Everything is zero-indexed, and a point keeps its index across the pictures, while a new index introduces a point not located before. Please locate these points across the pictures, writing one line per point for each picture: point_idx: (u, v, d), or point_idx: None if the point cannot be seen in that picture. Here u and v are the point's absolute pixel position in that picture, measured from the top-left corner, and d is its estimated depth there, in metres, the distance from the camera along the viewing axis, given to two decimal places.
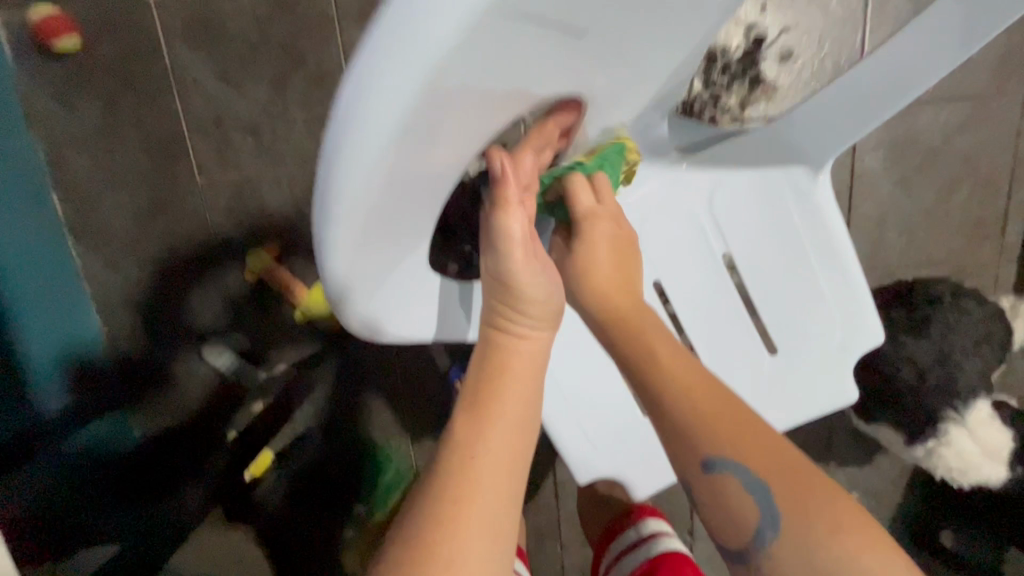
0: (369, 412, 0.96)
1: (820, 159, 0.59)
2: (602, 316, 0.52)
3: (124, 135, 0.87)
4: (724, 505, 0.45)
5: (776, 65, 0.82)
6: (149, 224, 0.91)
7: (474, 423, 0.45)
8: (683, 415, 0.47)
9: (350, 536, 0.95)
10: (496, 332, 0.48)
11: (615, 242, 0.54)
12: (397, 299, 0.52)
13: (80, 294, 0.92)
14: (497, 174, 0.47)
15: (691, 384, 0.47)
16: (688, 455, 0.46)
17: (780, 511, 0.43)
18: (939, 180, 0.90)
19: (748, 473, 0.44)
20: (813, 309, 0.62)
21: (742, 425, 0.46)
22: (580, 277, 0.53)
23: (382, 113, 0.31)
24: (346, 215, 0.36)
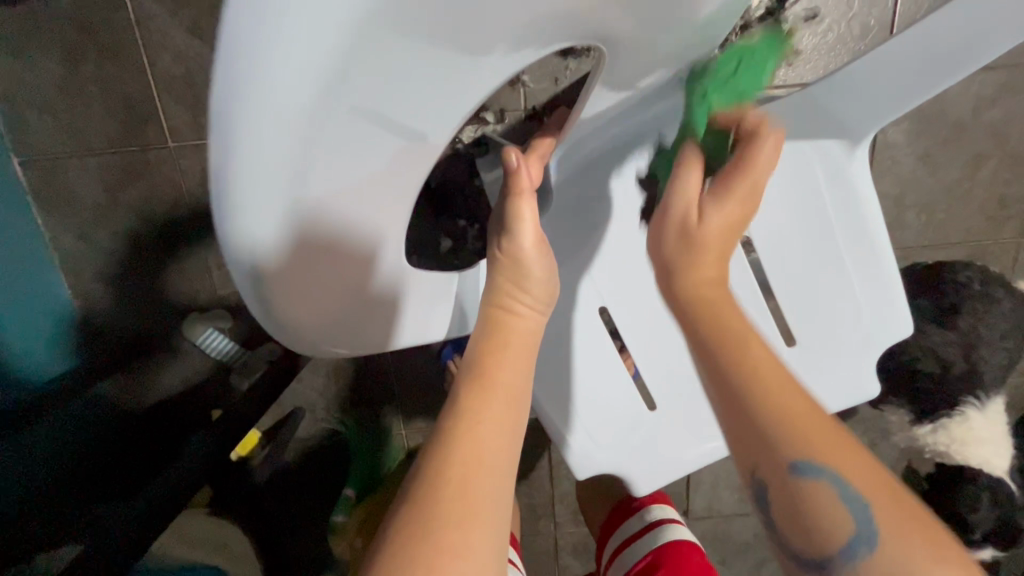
0: (364, 393, 0.93)
1: (861, 133, 0.53)
2: (696, 299, 0.45)
3: (87, 94, 0.79)
4: (809, 516, 0.40)
5: (799, 26, 0.75)
6: (119, 193, 0.84)
7: (475, 392, 0.42)
8: (776, 421, 0.41)
9: (339, 523, 0.91)
10: (496, 309, 0.47)
11: (742, 216, 0.46)
12: (352, 328, 0.46)
13: (50, 269, 0.87)
14: (513, 166, 0.47)
15: (777, 383, 0.41)
16: (773, 463, 0.40)
17: (879, 528, 0.38)
18: (964, 156, 0.84)
19: (848, 487, 0.39)
20: (839, 298, 0.58)
21: (829, 433, 0.41)
22: (687, 258, 0.45)
23: (278, 62, 0.28)
24: (249, 204, 0.33)
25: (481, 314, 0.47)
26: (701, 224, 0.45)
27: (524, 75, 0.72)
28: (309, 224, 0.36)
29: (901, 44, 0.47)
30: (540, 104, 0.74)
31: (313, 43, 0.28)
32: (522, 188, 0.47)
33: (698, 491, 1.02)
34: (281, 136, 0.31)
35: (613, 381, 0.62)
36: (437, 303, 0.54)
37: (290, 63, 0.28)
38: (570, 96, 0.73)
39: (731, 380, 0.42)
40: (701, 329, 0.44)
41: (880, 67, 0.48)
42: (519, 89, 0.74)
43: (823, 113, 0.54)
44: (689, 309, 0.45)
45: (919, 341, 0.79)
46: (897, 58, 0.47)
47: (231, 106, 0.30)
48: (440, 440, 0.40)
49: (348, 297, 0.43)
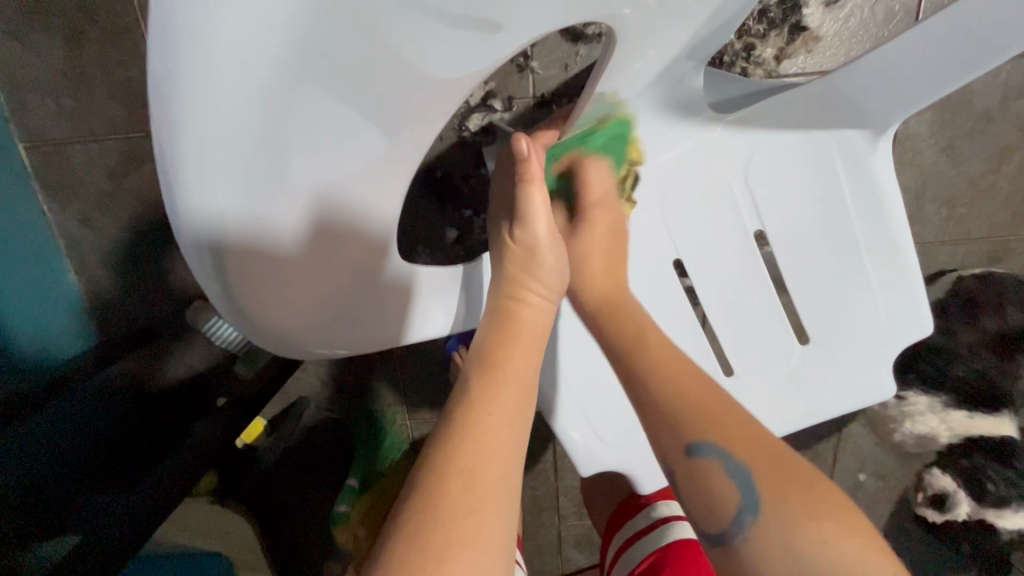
0: (369, 384, 0.92)
1: (885, 122, 0.51)
2: (596, 302, 0.52)
3: (91, 79, 0.78)
4: (700, 487, 0.44)
5: (821, 10, 0.72)
6: (123, 179, 0.84)
7: (486, 383, 0.41)
8: (667, 402, 0.46)
9: (342, 512, 0.89)
10: (509, 300, 0.46)
11: (613, 232, 0.54)
12: (331, 325, 0.43)
13: (55, 254, 0.87)
14: (524, 153, 0.46)
15: (672, 366, 0.48)
16: (671, 439, 0.45)
17: (761, 496, 0.42)
18: (990, 148, 0.81)
19: (732, 458, 0.43)
20: (855, 295, 0.56)
21: (734, 418, 0.45)
22: (580, 265, 0.53)
23: (216, 49, 0.28)
24: (202, 172, 0.31)
25: (494, 304, 0.46)
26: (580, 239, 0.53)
27: (532, 60, 0.70)
28: (291, 209, 0.35)
29: (930, 31, 0.44)
30: (549, 92, 0.72)
31: (250, 24, 0.27)
32: (534, 178, 0.46)
33: None
34: (241, 114, 0.30)
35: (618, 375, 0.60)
36: (440, 285, 0.52)
37: (231, 49, 0.28)
38: (580, 84, 0.71)
39: (623, 358, 0.49)
40: (601, 319, 0.51)
41: (910, 53, 0.45)
42: (527, 76, 0.71)
43: (850, 101, 0.51)
44: (592, 313, 0.52)
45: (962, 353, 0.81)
46: (929, 42, 0.44)
47: (175, 67, 0.28)
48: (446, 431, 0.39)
49: (325, 286, 0.40)
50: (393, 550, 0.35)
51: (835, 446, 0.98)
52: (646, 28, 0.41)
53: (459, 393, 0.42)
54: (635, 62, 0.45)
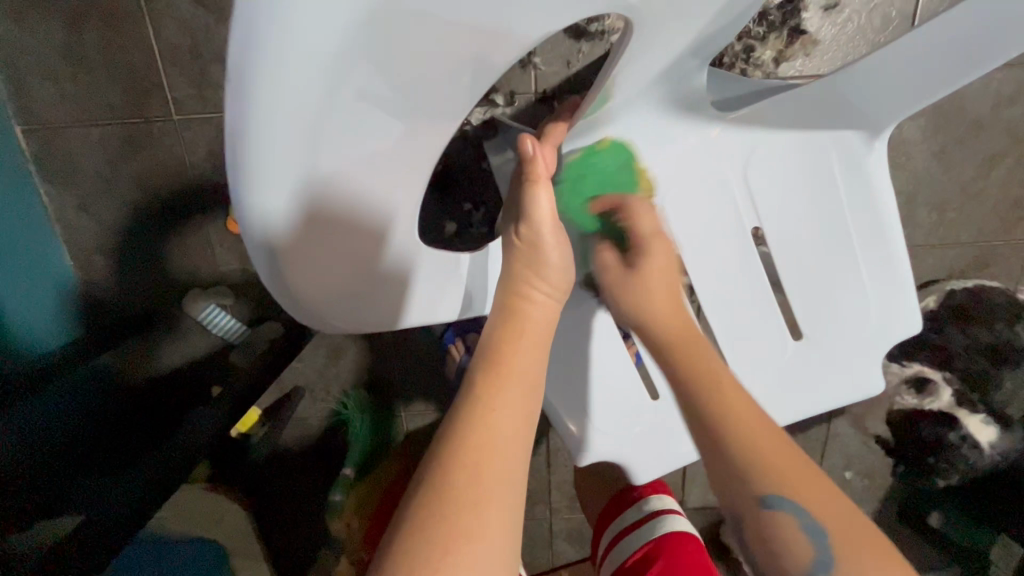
0: (361, 374, 0.92)
1: (883, 123, 0.53)
2: (663, 342, 0.49)
3: (90, 62, 0.78)
4: (775, 541, 0.42)
5: (820, 14, 0.73)
6: (122, 165, 0.83)
7: (489, 378, 0.42)
8: (742, 453, 0.44)
9: (336, 502, 0.91)
10: (513, 296, 0.45)
11: (671, 262, 0.52)
12: (359, 300, 0.46)
13: (51, 239, 0.87)
14: (530, 153, 0.47)
15: (749, 425, 0.44)
16: (740, 490, 0.44)
17: (835, 554, 0.40)
18: (980, 154, 0.83)
19: (805, 514, 0.41)
20: (848, 293, 0.58)
21: (794, 465, 0.43)
22: (640, 303, 0.50)
23: (283, 49, 0.29)
24: (264, 161, 0.34)
25: (497, 299, 0.46)
26: (634, 276, 0.51)
27: (535, 56, 0.71)
28: (338, 193, 0.38)
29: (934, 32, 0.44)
30: (552, 88, 0.72)
31: (314, 31, 0.29)
32: (541, 180, 0.46)
33: (695, 482, 1.03)
34: (303, 106, 0.32)
35: (616, 368, 0.61)
36: (446, 275, 0.53)
37: (300, 51, 0.30)
38: (583, 80, 0.73)
39: (697, 400, 0.46)
40: (675, 358, 0.48)
41: (912, 55, 0.46)
42: (530, 72, 0.72)
43: (852, 102, 0.52)
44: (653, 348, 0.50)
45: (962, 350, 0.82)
46: (932, 45, 0.45)
47: (248, 64, 0.30)
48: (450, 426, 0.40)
49: (358, 263, 0.43)
50: (403, 546, 0.36)
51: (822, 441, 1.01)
52: (656, 29, 0.42)
53: (464, 387, 0.42)
54: (644, 56, 0.45)
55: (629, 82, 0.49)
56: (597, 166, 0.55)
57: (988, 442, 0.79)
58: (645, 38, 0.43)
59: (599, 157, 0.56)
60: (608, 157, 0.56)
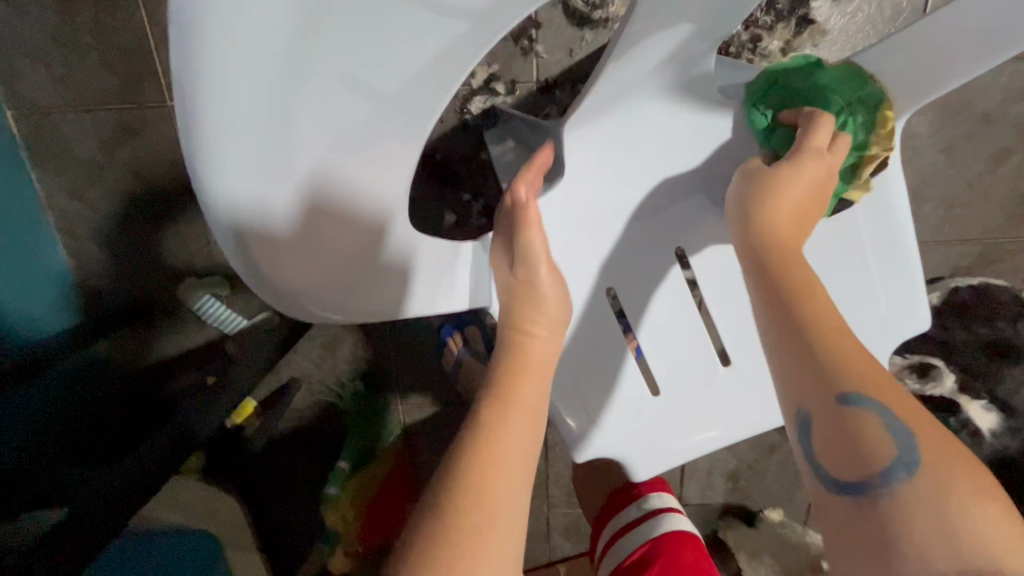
0: (359, 367, 0.91)
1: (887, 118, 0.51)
2: (769, 242, 0.47)
3: (83, 46, 0.76)
4: (849, 443, 0.39)
5: (828, 4, 0.71)
6: (115, 151, 0.82)
7: (492, 413, 0.41)
8: (837, 355, 0.41)
9: (331, 494, 0.87)
10: (515, 332, 0.46)
11: (815, 177, 0.48)
12: (338, 283, 0.43)
13: (44, 227, 0.86)
14: (521, 200, 0.49)
15: (835, 326, 0.43)
16: (819, 389, 0.40)
17: (923, 454, 0.36)
18: (988, 149, 0.81)
19: (894, 418, 0.38)
20: (853, 289, 0.57)
21: (877, 370, 0.41)
22: (767, 199, 0.48)
23: (233, 72, 0.30)
24: (222, 120, 0.32)
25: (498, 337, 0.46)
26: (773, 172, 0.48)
27: (537, 44, 0.69)
28: (303, 154, 0.36)
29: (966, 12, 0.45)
30: (553, 77, 0.71)
31: (256, 23, 0.29)
32: (530, 212, 0.48)
33: (692, 478, 1.02)
34: (261, 56, 0.30)
35: (617, 365, 0.59)
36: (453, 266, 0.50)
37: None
38: (585, 69, 0.71)
39: (787, 298, 0.44)
40: (766, 261, 0.46)
41: (942, 36, 0.46)
42: (531, 60, 0.70)
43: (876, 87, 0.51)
44: (760, 247, 0.47)
45: (965, 347, 0.81)
46: (964, 25, 0.45)
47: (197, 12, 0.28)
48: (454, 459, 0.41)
49: (333, 236, 0.41)
50: None
51: None
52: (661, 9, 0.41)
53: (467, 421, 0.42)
54: (655, 33, 0.44)
55: (632, 67, 0.48)
56: (813, 81, 0.53)
57: (987, 428, 0.79)
58: (658, 8, 0.41)
59: (827, 76, 0.53)
60: (830, 76, 0.52)
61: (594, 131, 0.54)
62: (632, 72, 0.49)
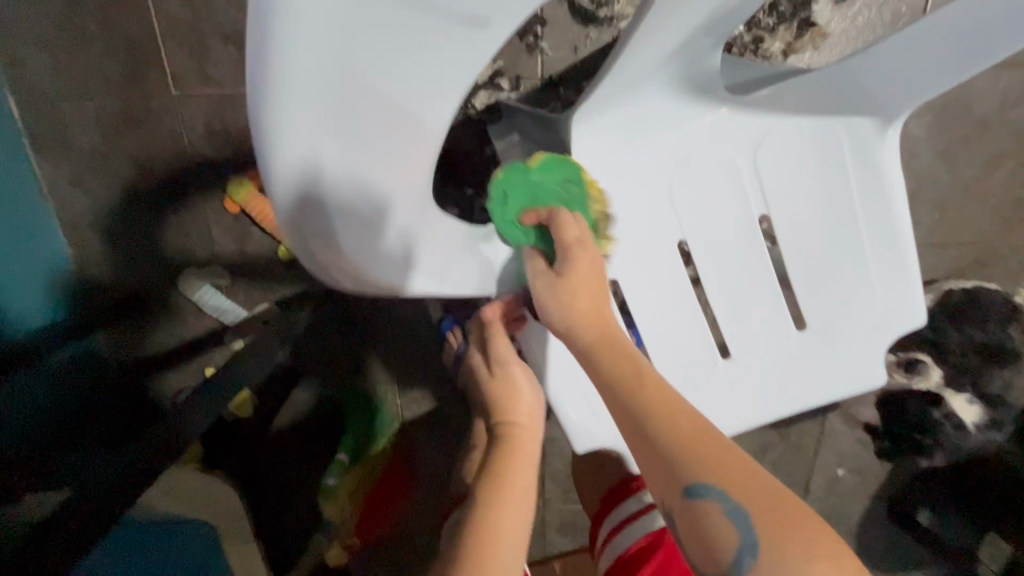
0: (354, 356, 0.92)
1: (895, 111, 0.52)
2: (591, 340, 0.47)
3: (88, 34, 0.76)
4: (700, 529, 0.41)
5: (830, 7, 0.72)
6: (118, 140, 0.82)
7: (492, 489, 0.53)
8: (674, 448, 0.43)
9: (329, 487, 0.87)
10: (503, 426, 0.59)
11: (597, 269, 0.49)
12: (370, 246, 0.41)
13: (45, 215, 0.85)
14: (489, 318, 0.60)
15: (674, 412, 0.44)
16: (667, 480, 0.43)
17: (760, 536, 0.39)
18: (983, 154, 0.83)
19: (730, 499, 0.41)
20: (853, 285, 0.58)
21: (715, 448, 0.43)
22: (570, 306, 0.47)
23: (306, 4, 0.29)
24: (292, 48, 0.31)
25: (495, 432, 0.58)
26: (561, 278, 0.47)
27: (542, 41, 0.70)
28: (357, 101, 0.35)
29: (955, 15, 0.45)
30: (558, 74, 0.72)
31: None
32: (498, 332, 0.59)
33: None
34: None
35: None
36: (460, 260, 0.51)
37: None
38: (589, 67, 0.72)
39: (622, 395, 0.45)
40: (597, 359, 0.47)
41: (930, 39, 0.46)
42: (536, 57, 0.71)
43: (875, 87, 0.52)
44: (590, 353, 0.47)
45: (960, 348, 0.82)
46: (953, 28, 0.45)
47: None
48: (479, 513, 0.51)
49: (371, 196, 0.40)
50: None
51: (817, 438, 1.01)
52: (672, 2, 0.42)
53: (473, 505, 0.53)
54: (665, 28, 0.45)
55: (643, 56, 0.48)
56: (533, 183, 0.52)
57: (970, 422, 0.81)
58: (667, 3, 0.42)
59: (537, 175, 0.52)
60: (541, 172, 0.52)
61: (602, 119, 0.55)
62: (646, 58, 0.49)
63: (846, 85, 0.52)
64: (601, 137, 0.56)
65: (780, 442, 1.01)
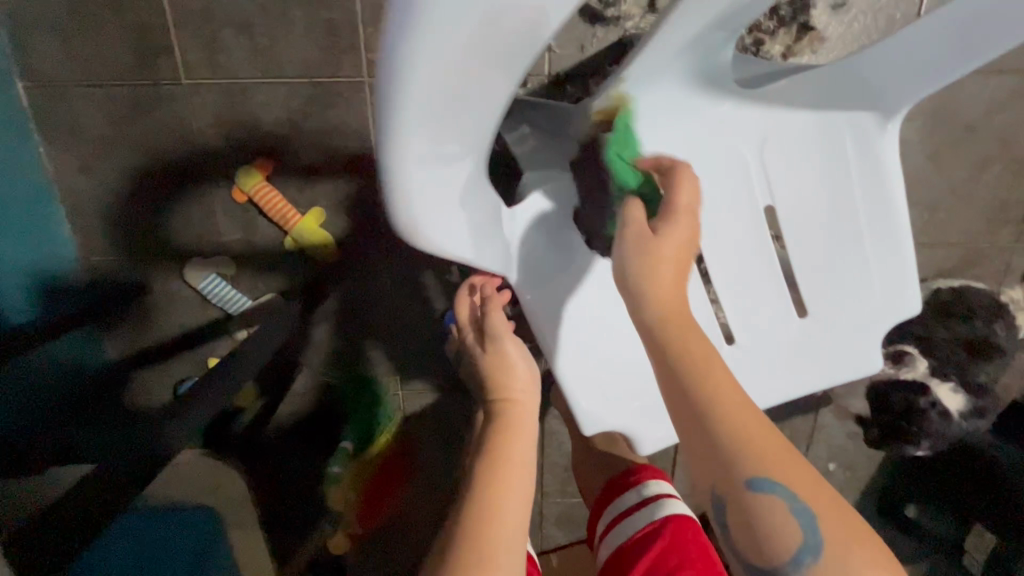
0: (356, 347, 0.92)
1: (896, 105, 0.55)
2: (667, 336, 0.48)
3: (101, 21, 0.76)
4: (763, 527, 0.44)
5: (827, 12, 0.75)
6: (126, 127, 0.82)
7: (493, 468, 0.56)
8: (740, 447, 0.45)
9: (334, 474, 0.90)
10: (500, 403, 0.63)
11: (690, 242, 0.49)
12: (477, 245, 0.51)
13: (50, 202, 0.85)
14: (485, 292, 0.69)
15: (738, 410, 0.46)
16: (732, 480, 0.44)
17: (823, 537, 0.42)
18: (969, 157, 0.86)
19: (796, 499, 0.44)
20: (854, 275, 0.60)
21: (777, 449, 0.45)
22: (650, 297, 0.48)
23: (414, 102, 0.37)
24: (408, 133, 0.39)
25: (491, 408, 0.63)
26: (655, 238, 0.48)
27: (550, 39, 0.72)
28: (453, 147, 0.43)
29: (951, 15, 0.47)
30: (565, 72, 0.73)
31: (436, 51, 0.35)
32: (495, 303, 0.68)
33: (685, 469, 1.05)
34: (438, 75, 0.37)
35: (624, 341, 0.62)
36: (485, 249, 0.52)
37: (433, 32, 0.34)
38: (596, 65, 0.73)
39: (693, 391, 0.46)
40: (670, 354, 0.47)
41: (927, 36, 0.49)
42: (544, 54, 0.73)
43: (877, 82, 0.54)
44: (663, 346, 0.48)
45: (952, 344, 0.85)
46: (948, 26, 0.48)
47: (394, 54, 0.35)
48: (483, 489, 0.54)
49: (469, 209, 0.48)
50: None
51: (809, 433, 1.03)
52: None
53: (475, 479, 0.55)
54: (684, 19, 0.47)
55: (661, 45, 0.50)
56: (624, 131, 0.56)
57: (956, 410, 0.84)
58: None
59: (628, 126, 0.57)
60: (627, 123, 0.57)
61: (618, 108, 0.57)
62: (665, 49, 0.50)
63: (850, 78, 0.55)
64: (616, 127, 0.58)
65: None
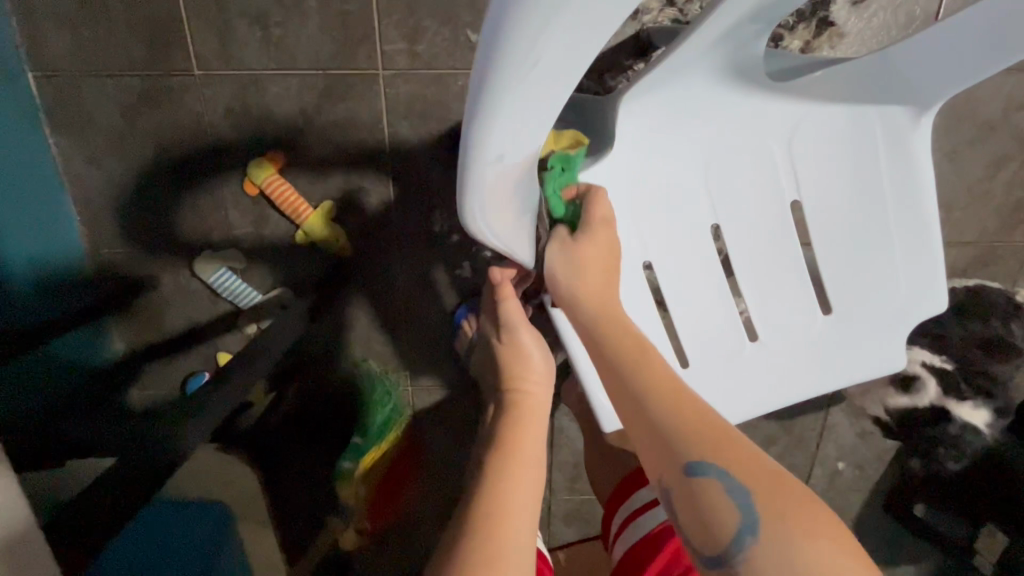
0: (367, 342, 0.92)
1: (932, 98, 0.54)
2: (599, 323, 0.52)
3: (111, 12, 0.75)
4: (701, 507, 0.44)
5: (848, 8, 0.74)
6: (136, 119, 0.81)
7: (508, 462, 0.55)
8: (673, 426, 0.46)
9: (344, 469, 0.90)
10: (514, 395, 0.63)
11: (611, 248, 0.53)
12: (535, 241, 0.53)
13: (58, 194, 0.85)
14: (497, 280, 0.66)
15: (670, 390, 0.48)
16: (667, 459, 0.46)
17: (760, 513, 0.42)
18: (986, 156, 0.85)
19: (730, 479, 0.44)
20: (881, 270, 0.59)
21: (715, 430, 0.46)
22: (576, 283, 0.52)
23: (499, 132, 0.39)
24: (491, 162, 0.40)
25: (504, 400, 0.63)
26: (574, 241, 0.52)
27: None
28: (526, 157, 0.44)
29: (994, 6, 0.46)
30: None
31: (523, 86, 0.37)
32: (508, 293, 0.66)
33: None
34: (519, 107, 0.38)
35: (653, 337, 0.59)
36: (519, 238, 0.49)
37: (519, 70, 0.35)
38: (613, 59, 0.73)
39: (626, 376, 0.49)
40: (601, 340, 0.51)
41: (968, 29, 0.48)
42: None
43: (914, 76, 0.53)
44: (599, 332, 0.51)
45: (967, 344, 0.84)
46: (990, 19, 0.47)
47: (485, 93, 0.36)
48: (491, 483, 0.53)
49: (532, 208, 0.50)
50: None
51: (819, 431, 1.03)
52: None
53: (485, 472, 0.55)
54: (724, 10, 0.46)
55: (700, 37, 0.49)
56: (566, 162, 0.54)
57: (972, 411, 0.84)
58: None
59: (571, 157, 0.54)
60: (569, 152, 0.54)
61: (647, 100, 0.56)
62: (702, 42, 0.49)
63: (886, 72, 0.54)
64: (644, 120, 0.57)
65: (783, 435, 1.03)
